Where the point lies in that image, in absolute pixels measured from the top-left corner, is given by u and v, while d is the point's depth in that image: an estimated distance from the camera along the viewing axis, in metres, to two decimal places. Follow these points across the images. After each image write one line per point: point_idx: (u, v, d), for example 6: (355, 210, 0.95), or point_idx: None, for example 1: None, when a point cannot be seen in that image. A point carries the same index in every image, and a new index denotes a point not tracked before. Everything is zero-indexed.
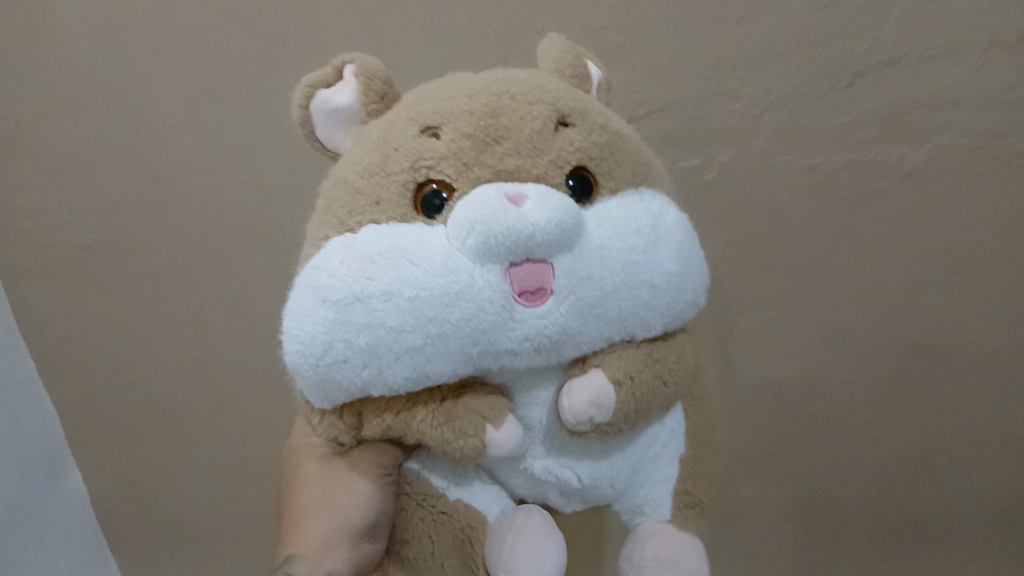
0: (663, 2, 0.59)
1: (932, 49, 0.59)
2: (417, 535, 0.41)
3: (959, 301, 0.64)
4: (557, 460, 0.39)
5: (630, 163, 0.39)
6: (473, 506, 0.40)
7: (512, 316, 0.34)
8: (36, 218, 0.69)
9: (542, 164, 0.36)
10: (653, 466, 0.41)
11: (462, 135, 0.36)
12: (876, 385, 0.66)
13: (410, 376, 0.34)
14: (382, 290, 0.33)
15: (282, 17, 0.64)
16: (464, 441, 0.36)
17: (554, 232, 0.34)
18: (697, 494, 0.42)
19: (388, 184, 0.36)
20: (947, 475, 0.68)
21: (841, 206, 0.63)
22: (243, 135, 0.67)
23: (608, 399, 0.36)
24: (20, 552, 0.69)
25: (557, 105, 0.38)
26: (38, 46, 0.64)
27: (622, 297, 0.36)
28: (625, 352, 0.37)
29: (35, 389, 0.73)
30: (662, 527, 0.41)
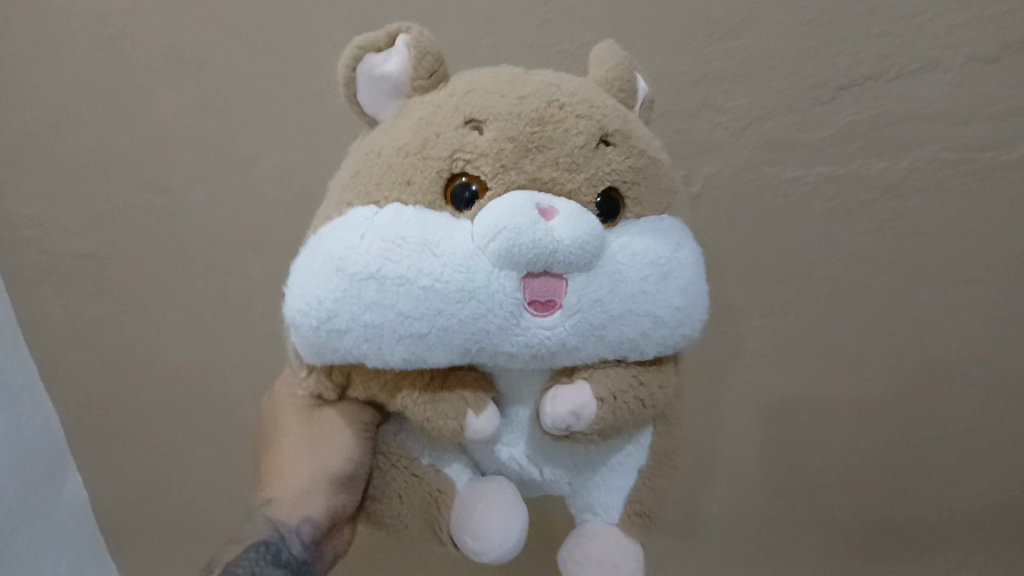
0: (653, 18, 0.61)
1: (913, 66, 0.61)
2: (388, 494, 0.42)
3: (935, 305, 0.67)
4: (527, 452, 0.42)
5: (658, 190, 0.39)
6: (445, 472, 0.42)
7: (517, 323, 0.35)
8: (40, 227, 0.71)
9: (578, 180, 0.36)
10: (611, 473, 0.43)
11: (506, 136, 0.36)
12: (854, 383, 0.70)
13: (406, 358, 0.35)
14: (399, 274, 0.34)
15: (281, 32, 0.64)
16: (443, 423, 0.38)
17: (574, 252, 0.35)
18: (648, 506, 0.43)
19: (423, 167, 0.36)
20: (921, 465, 0.72)
21: (823, 216, 0.65)
22: (240, 147, 0.68)
23: (588, 411, 0.38)
24: (21, 553, 0.71)
25: (603, 122, 0.38)
26: (39, 60, 0.65)
27: (625, 324, 0.37)
28: (613, 371, 0.38)
29: (38, 395, 0.76)
30: (607, 532, 0.42)
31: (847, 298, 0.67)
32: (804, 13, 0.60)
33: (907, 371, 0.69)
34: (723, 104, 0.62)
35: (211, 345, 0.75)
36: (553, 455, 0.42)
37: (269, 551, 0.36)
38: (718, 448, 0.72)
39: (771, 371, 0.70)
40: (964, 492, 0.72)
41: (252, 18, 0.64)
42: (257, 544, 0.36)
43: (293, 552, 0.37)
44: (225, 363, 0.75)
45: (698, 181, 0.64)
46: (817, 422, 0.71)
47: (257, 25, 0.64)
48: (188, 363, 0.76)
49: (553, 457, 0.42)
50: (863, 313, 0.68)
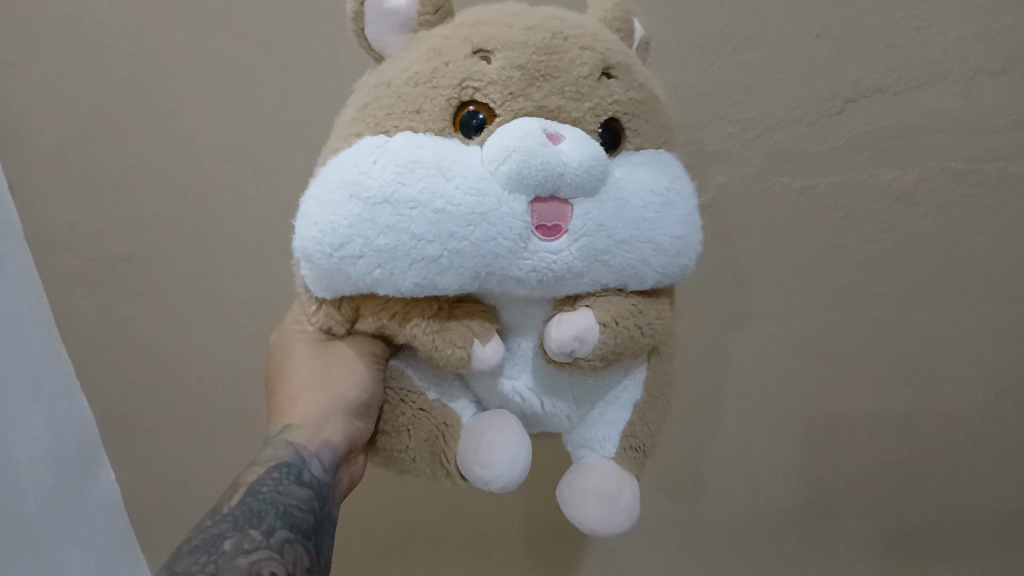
0: (665, 34, 0.62)
1: (920, 77, 0.63)
2: (397, 428, 0.44)
3: (945, 307, 0.69)
4: (531, 384, 0.42)
5: (656, 124, 0.41)
6: (451, 407, 0.43)
7: (525, 246, 0.36)
8: (77, 232, 0.74)
9: (583, 111, 0.37)
10: (610, 406, 0.43)
11: (514, 64, 0.37)
12: (865, 381, 0.72)
13: (418, 283, 0.37)
14: (412, 198, 0.35)
15: (310, 45, 0.67)
16: (451, 351, 0.39)
17: (580, 175, 0.36)
18: (645, 442, 0.43)
19: (433, 96, 0.37)
20: (929, 457, 0.75)
21: (833, 224, 0.67)
22: (268, 157, 0.71)
23: (592, 336, 0.38)
24: (59, 545, 0.74)
25: (606, 55, 0.39)
26: (78, 72, 0.69)
27: (629, 250, 0.38)
28: (614, 299, 0.39)
29: (74, 389, 0.80)
30: (604, 464, 0.42)
31: (857, 303, 0.69)
32: (812, 27, 0.62)
33: (913, 372, 0.71)
34: (733, 116, 0.64)
35: (239, 345, 0.78)
36: (559, 387, 0.42)
37: (291, 471, 0.41)
38: (731, 447, 0.75)
39: (782, 374, 0.72)
40: (966, 486, 0.76)
41: (279, 33, 0.67)
42: (280, 465, 0.41)
43: (315, 472, 0.42)
44: (252, 362, 0.78)
45: (709, 190, 0.66)
46: (825, 423, 0.74)
47: (285, 39, 0.67)
48: (216, 361, 0.79)
49: (560, 389, 0.42)
50: (873, 318, 0.69)
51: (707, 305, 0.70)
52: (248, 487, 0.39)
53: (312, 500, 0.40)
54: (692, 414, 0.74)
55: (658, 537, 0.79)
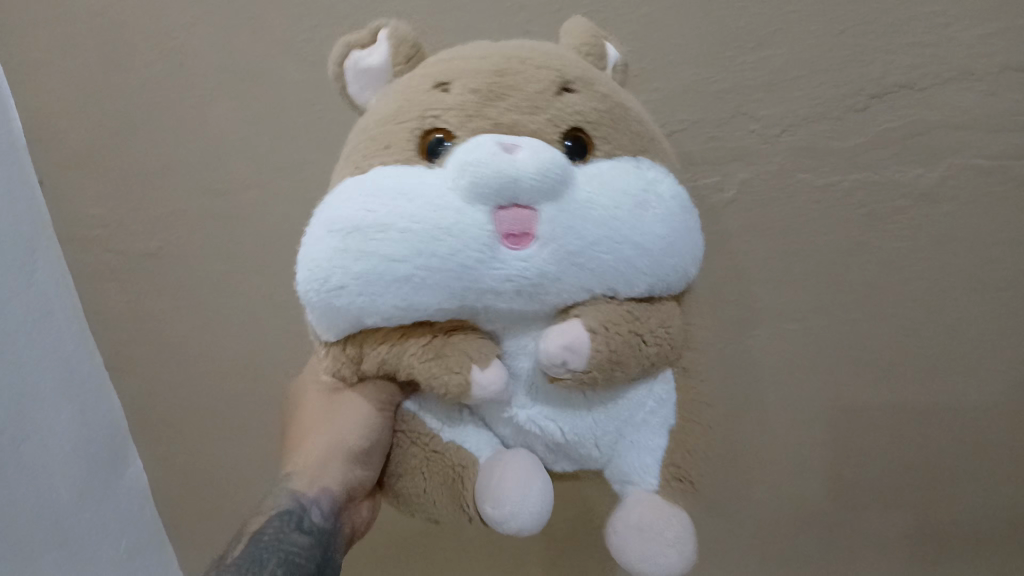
0: (685, 31, 0.63)
1: (946, 73, 0.62)
2: (411, 471, 0.45)
3: (977, 314, 0.67)
4: (543, 410, 0.42)
5: (629, 134, 0.41)
6: (466, 446, 0.43)
7: (494, 256, 0.36)
8: (108, 226, 0.77)
9: (540, 121, 0.38)
10: (638, 433, 0.43)
11: (470, 90, 0.39)
12: (892, 387, 0.70)
13: (398, 305, 0.37)
14: (378, 222, 0.36)
15: (333, 44, 0.68)
16: (450, 377, 0.39)
17: (538, 177, 0.35)
18: (683, 469, 0.44)
19: (400, 131, 0.39)
20: (964, 474, 0.71)
21: (858, 222, 0.66)
22: (289, 155, 0.71)
23: (581, 345, 0.37)
24: (89, 530, 0.76)
25: (562, 73, 0.41)
26: (113, 71, 0.71)
27: (604, 250, 0.37)
28: (603, 305, 0.39)
29: (104, 384, 0.81)
30: (647, 497, 0.42)
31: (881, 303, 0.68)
32: (835, 24, 0.62)
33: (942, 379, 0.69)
34: (756, 112, 0.65)
35: (261, 342, 0.78)
36: (574, 412, 0.42)
37: (291, 518, 0.40)
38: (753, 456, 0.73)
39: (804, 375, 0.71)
40: (1008, 508, 0.71)
41: (304, 32, 0.68)
42: (282, 512, 0.40)
43: (314, 519, 0.41)
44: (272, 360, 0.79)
45: (732, 187, 0.66)
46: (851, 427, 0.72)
47: (310, 38, 0.68)
48: (238, 357, 0.80)
49: (575, 414, 0.42)
50: (898, 319, 0.68)
51: (726, 306, 0.69)
52: (251, 535, 0.39)
53: (312, 549, 0.40)
54: None
55: None
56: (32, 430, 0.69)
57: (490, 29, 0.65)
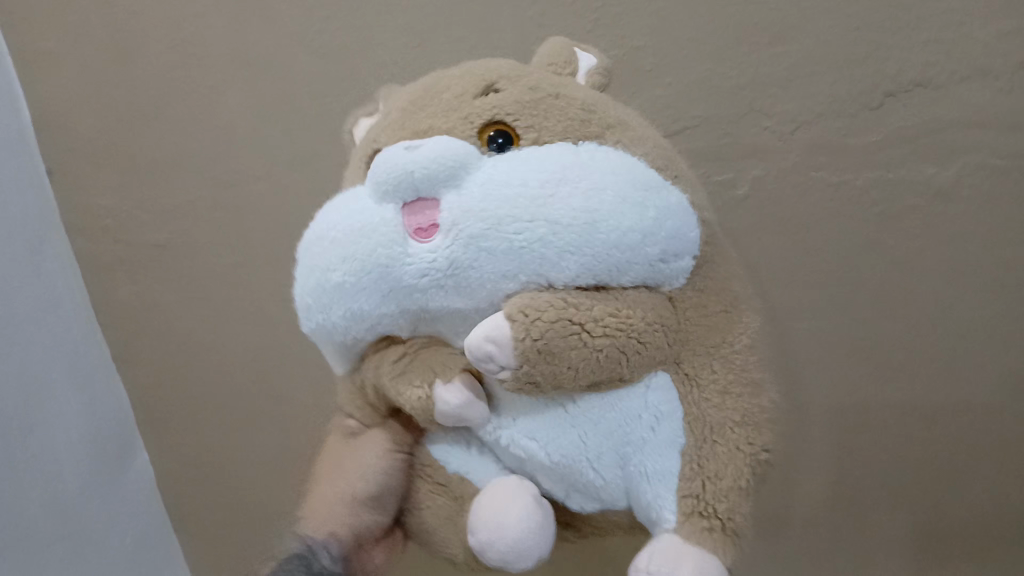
0: (697, 27, 0.64)
1: (961, 71, 0.62)
2: (421, 510, 0.44)
3: (995, 316, 0.65)
4: (522, 427, 0.40)
5: (563, 120, 0.39)
6: (468, 477, 0.42)
7: (404, 250, 0.37)
8: (118, 217, 0.77)
9: (451, 121, 0.40)
10: (645, 455, 0.39)
11: (402, 112, 0.42)
12: (912, 396, 0.67)
13: (347, 315, 0.39)
14: (319, 239, 0.40)
15: (346, 36, 0.68)
16: (411, 391, 0.40)
17: (429, 165, 0.37)
18: (707, 498, 0.38)
19: (356, 163, 0.43)
20: (989, 500, 0.66)
21: (871, 220, 0.66)
22: (300, 147, 0.71)
23: (502, 334, 0.35)
24: (93, 521, 0.76)
25: (492, 77, 0.41)
26: (127, 61, 0.72)
27: (513, 229, 0.36)
28: (537, 295, 0.36)
29: (113, 378, 0.82)
30: (669, 539, 0.37)
31: (893, 301, 0.66)
32: (851, 19, 0.62)
33: (959, 382, 0.66)
34: (770, 109, 0.65)
35: (269, 335, 0.78)
36: (555, 429, 0.39)
37: (301, 562, 0.39)
38: None
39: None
40: None
41: (316, 23, 0.68)
42: (293, 556, 0.40)
43: (324, 563, 0.40)
44: (276, 353, 0.78)
45: (745, 184, 0.66)
46: None
47: (322, 29, 0.68)
48: (244, 350, 0.80)
49: (556, 431, 0.39)
50: (909, 319, 0.66)
51: None
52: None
53: None
54: None
55: None
56: (41, 416, 0.70)
57: (505, 23, 0.66)
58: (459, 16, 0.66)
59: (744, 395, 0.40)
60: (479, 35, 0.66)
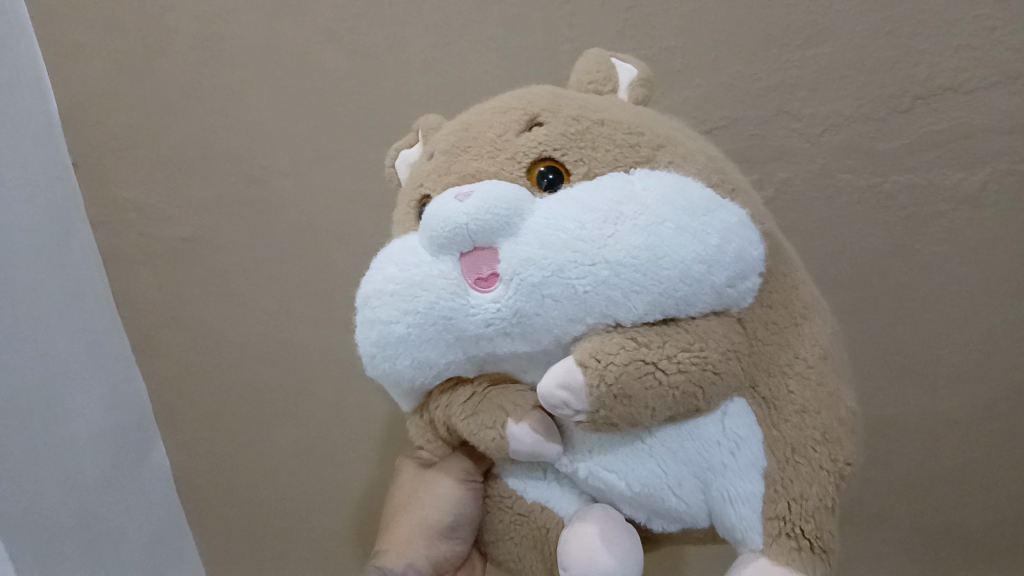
0: (729, 29, 0.64)
1: (993, 77, 0.62)
2: (502, 537, 0.46)
3: (1016, 321, 0.66)
4: (596, 461, 0.40)
5: (613, 148, 0.39)
6: (550, 507, 0.44)
7: (466, 302, 0.37)
8: (141, 210, 0.77)
9: (499, 162, 0.39)
10: (726, 480, 0.38)
11: (445, 152, 0.42)
12: (932, 398, 0.69)
13: (413, 364, 0.40)
14: (375, 290, 0.40)
15: (375, 33, 0.68)
16: (485, 433, 0.41)
17: (484, 215, 0.36)
18: (793, 519, 0.37)
19: (405, 205, 0.44)
20: (1000, 492, 0.70)
21: (897, 224, 0.66)
22: (330, 145, 0.72)
23: (574, 380, 0.35)
24: (113, 514, 0.76)
25: (533, 109, 0.41)
26: (154, 55, 0.72)
27: (573, 275, 0.35)
28: (608, 338, 0.36)
29: (130, 366, 0.82)
30: (753, 563, 0.37)
31: (918, 307, 0.67)
32: (884, 23, 0.62)
33: (981, 385, 0.68)
34: (799, 112, 0.65)
35: (293, 331, 0.79)
36: (628, 461, 0.40)
37: None
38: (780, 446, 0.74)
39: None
40: None
41: (346, 20, 0.68)
42: None
43: None
44: (305, 349, 0.79)
45: (771, 186, 0.67)
46: None
47: (351, 27, 0.69)
48: (266, 345, 0.80)
49: (630, 462, 0.40)
50: (934, 323, 0.68)
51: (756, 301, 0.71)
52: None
53: None
54: None
55: None
56: (64, 413, 0.71)
57: (535, 23, 0.66)
58: (489, 12, 0.66)
59: (823, 411, 0.38)
60: (508, 34, 0.66)
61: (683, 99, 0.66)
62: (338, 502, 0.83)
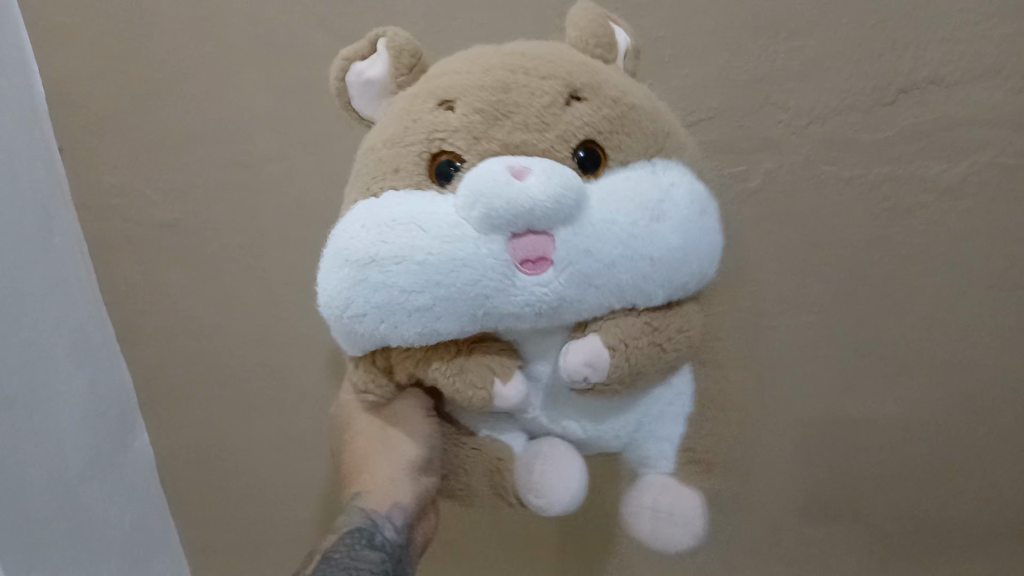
0: (718, 19, 0.65)
1: (973, 71, 0.64)
2: (458, 470, 0.51)
3: (990, 307, 0.69)
4: (558, 411, 0.46)
5: (641, 137, 0.43)
6: (502, 441, 0.49)
7: (512, 283, 0.39)
8: (127, 196, 0.77)
9: (549, 140, 0.40)
10: (658, 426, 0.48)
11: (475, 110, 0.41)
12: (909, 382, 0.72)
13: (422, 331, 0.40)
14: (393, 254, 0.39)
15: (367, 21, 0.69)
16: (474, 391, 0.43)
17: (553, 206, 0.38)
18: (695, 448, 0.49)
19: (406, 153, 0.42)
20: (969, 473, 0.73)
21: (877, 215, 0.68)
22: (317, 129, 0.72)
23: (601, 361, 0.41)
24: (94, 501, 0.76)
25: (570, 81, 0.42)
26: (143, 38, 0.71)
27: (621, 268, 0.40)
28: (623, 319, 0.42)
29: (114, 352, 0.82)
30: (664, 483, 0.48)
31: (898, 295, 0.70)
32: (870, 17, 0.64)
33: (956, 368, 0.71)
34: (785, 103, 0.66)
35: (281, 318, 0.79)
36: (587, 411, 0.46)
37: (363, 535, 0.46)
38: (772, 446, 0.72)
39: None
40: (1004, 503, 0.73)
41: (337, 6, 0.69)
42: (353, 530, 0.46)
43: (386, 534, 0.47)
44: (292, 336, 0.79)
45: (757, 176, 0.67)
46: None
47: (344, 11, 0.69)
48: (253, 332, 0.80)
49: (589, 412, 0.46)
50: (914, 311, 0.70)
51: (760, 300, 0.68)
52: (321, 555, 0.45)
53: (383, 562, 0.45)
54: None
55: None
56: (47, 398, 0.70)
57: (527, 11, 0.67)
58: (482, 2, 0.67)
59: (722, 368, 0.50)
60: (500, 22, 0.67)
61: (673, 88, 0.66)
62: (319, 492, 0.83)
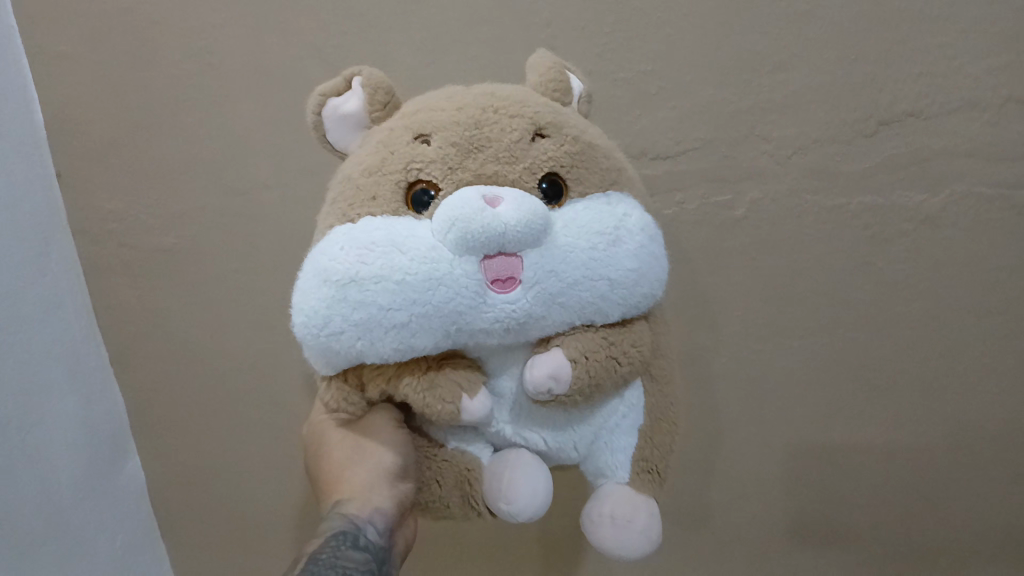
0: (702, 52, 0.67)
1: (950, 103, 0.66)
2: (428, 482, 0.51)
3: (969, 330, 0.72)
4: (519, 425, 0.47)
5: (599, 171, 0.44)
6: (470, 452, 0.49)
7: (484, 301, 0.40)
8: (123, 222, 0.78)
9: (518, 171, 0.42)
10: (613, 436, 0.48)
11: (449, 142, 0.42)
12: (888, 402, 0.74)
13: (397, 348, 0.41)
14: (374, 274, 0.39)
15: (363, 50, 0.70)
16: (442, 405, 0.44)
17: (521, 230, 0.39)
18: (651, 460, 0.48)
19: (384, 182, 0.42)
20: (945, 484, 0.76)
21: (862, 243, 0.70)
22: (314, 156, 0.74)
23: (564, 373, 0.42)
24: (87, 525, 0.76)
25: (535, 118, 0.44)
26: (140, 68, 0.73)
27: (583, 289, 0.41)
28: (584, 335, 0.43)
29: (106, 377, 0.82)
30: (620, 490, 0.47)
31: (881, 320, 0.72)
32: (849, 51, 0.66)
33: (935, 388, 0.74)
34: (769, 134, 0.68)
35: (274, 341, 0.80)
36: (545, 423, 0.47)
37: (347, 537, 0.47)
38: (749, 456, 0.78)
39: (791, 383, 0.75)
40: (979, 513, 0.77)
41: (333, 37, 0.70)
42: (337, 533, 0.47)
43: (369, 537, 0.48)
44: (285, 360, 0.80)
45: (742, 206, 0.70)
46: (843, 441, 0.76)
47: (339, 42, 0.70)
48: (246, 356, 0.81)
49: (546, 423, 0.47)
50: (896, 336, 0.72)
51: (737, 321, 0.74)
52: (309, 556, 0.45)
53: (367, 562, 0.46)
54: (705, 425, 0.77)
55: (678, 547, 0.81)
56: (42, 422, 0.71)
57: (518, 44, 0.69)
58: (475, 34, 0.69)
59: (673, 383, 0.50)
60: (491, 55, 0.69)
61: (660, 121, 0.69)
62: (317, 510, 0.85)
